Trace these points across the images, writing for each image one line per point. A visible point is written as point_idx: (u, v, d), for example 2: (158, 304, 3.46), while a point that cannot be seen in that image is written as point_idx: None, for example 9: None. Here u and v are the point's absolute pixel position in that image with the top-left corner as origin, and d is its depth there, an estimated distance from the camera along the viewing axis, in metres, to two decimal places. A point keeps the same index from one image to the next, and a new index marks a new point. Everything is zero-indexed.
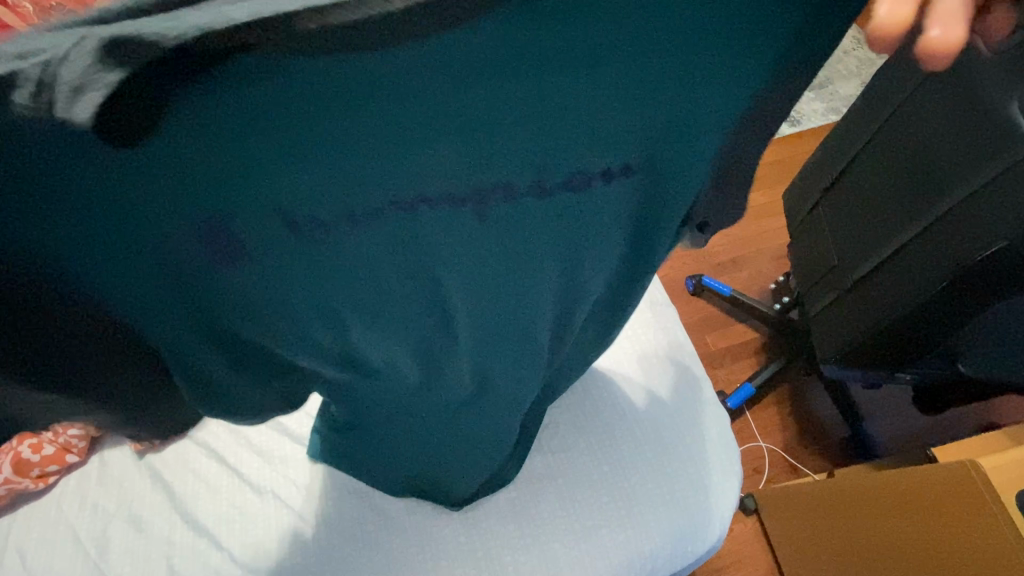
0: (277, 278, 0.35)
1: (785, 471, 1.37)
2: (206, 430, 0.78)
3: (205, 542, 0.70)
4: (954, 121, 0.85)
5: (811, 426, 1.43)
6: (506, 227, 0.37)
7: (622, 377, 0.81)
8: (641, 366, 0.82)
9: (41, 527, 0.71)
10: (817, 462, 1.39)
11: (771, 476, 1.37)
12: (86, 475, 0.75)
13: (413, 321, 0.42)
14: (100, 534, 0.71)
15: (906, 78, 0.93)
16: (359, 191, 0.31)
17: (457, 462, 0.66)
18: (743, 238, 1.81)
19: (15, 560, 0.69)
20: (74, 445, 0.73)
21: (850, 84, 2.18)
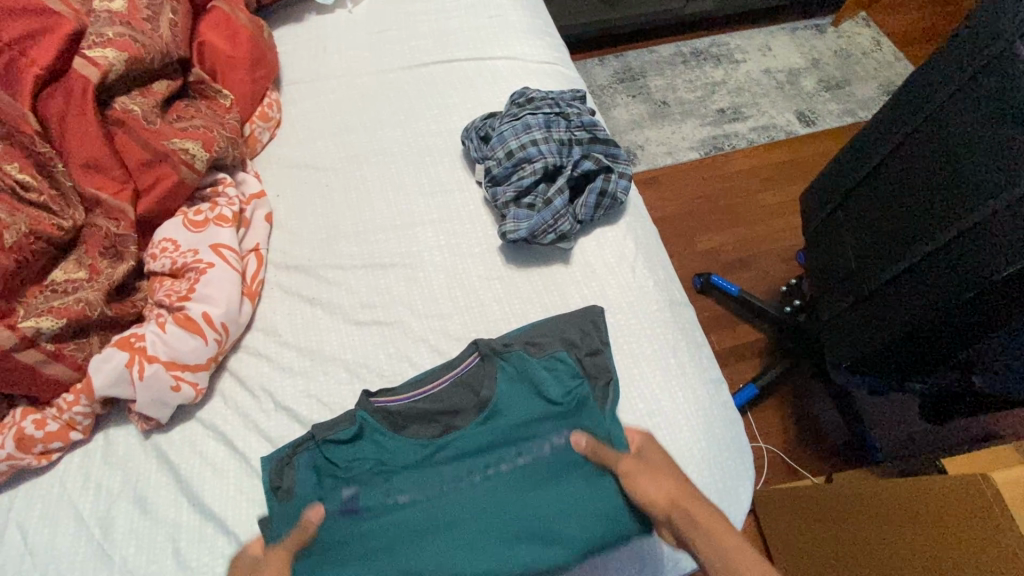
0: None
1: (784, 473, 1.38)
2: (215, 411, 0.76)
3: (211, 526, 0.69)
4: (990, 131, 0.83)
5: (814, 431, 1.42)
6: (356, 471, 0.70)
7: (639, 377, 0.78)
8: (659, 365, 0.79)
9: (44, 504, 0.70)
10: (816, 465, 1.38)
11: (769, 476, 1.37)
12: (90, 453, 0.73)
13: None
14: (104, 513, 0.69)
15: (941, 83, 0.91)
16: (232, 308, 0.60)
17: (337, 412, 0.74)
18: (753, 239, 1.80)
19: (17, 537, 0.68)
20: (78, 422, 0.71)
21: (867, 87, 2.17)
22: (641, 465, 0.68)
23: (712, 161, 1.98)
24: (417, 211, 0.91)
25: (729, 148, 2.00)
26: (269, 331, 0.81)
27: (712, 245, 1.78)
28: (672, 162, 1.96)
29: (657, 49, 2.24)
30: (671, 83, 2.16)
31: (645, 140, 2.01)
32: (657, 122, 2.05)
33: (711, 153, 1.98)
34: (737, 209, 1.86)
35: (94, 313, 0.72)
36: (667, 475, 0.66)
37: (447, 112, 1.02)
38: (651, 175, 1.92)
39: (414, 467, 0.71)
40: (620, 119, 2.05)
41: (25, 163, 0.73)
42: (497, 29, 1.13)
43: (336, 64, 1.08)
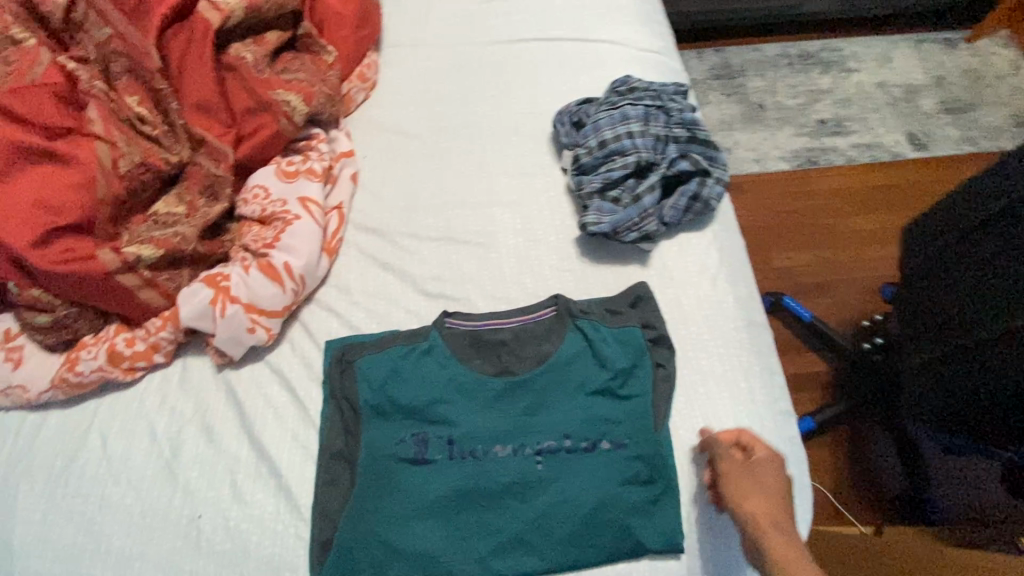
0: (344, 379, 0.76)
1: (829, 515, 1.30)
2: (282, 358, 0.79)
3: (265, 466, 0.72)
4: None
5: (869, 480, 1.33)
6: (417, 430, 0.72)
7: (703, 395, 0.74)
8: (727, 385, 0.74)
9: (124, 417, 0.75)
10: (866, 514, 1.29)
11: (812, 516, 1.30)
12: (168, 376, 0.78)
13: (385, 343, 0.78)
14: (175, 436, 0.74)
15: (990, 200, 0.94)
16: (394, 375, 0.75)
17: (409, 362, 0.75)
18: (836, 265, 1.68)
19: (98, 442, 0.73)
20: (162, 346, 0.76)
21: (995, 115, 1.95)
22: (750, 473, 0.63)
23: (804, 175, 1.85)
24: (497, 191, 0.90)
25: (826, 164, 1.86)
26: (342, 288, 0.83)
27: (789, 265, 1.68)
28: (759, 170, 1.85)
29: (762, 47, 2.10)
30: (772, 85, 2.02)
31: (733, 144, 1.90)
32: (749, 126, 1.94)
33: (803, 167, 1.86)
34: (824, 231, 1.73)
35: (187, 248, 0.76)
36: (766, 498, 0.61)
37: (541, 92, 0.99)
38: (735, 182, 1.83)
39: (480, 399, 0.73)
40: (710, 118, 1.95)
41: (145, 97, 0.78)
42: (604, 11, 1.08)
43: (436, 31, 1.07)
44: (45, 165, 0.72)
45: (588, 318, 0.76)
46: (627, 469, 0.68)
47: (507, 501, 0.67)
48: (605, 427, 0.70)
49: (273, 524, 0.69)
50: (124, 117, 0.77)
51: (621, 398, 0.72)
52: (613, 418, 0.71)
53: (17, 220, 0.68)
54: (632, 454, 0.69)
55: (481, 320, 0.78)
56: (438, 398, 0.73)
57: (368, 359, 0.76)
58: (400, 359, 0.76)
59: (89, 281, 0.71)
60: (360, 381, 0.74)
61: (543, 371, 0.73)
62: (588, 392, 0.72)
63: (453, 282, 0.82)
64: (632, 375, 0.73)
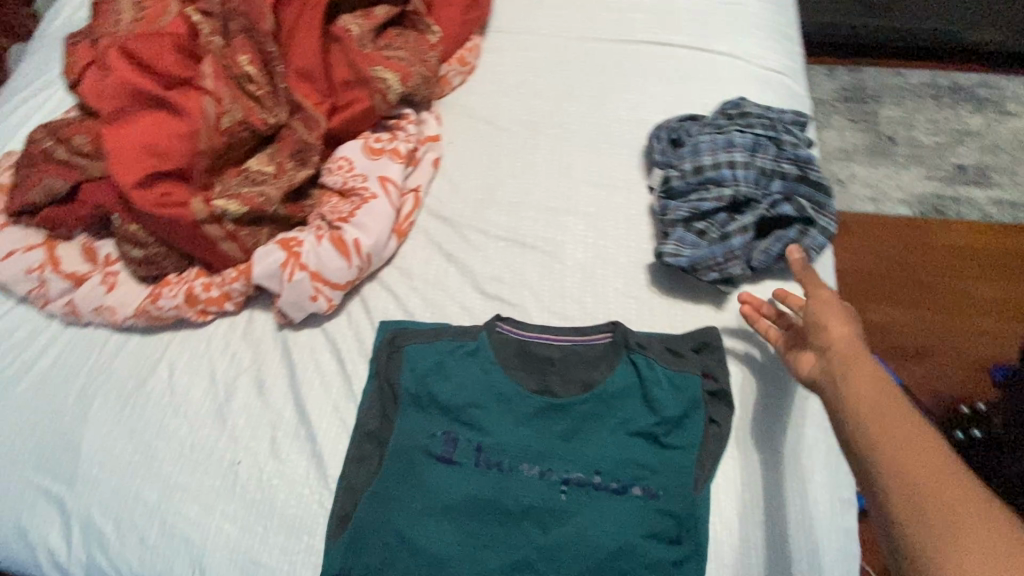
0: (390, 362, 0.77)
1: None
2: (337, 328, 0.81)
3: (304, 430, 0.75)
4: None
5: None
6: (450, 429, 0.71)
7: (755, 463, 0.68)
8: (785, 458, 0.67)
9: (192, 355, 0.81)
10: None
11: None
12: (234, 325, 0.83)
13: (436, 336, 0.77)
14: (231, 382, 0.79)
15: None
16: (438, 370, 0.75)
17: (455, 360, 0.75)
18: (943, 334, 1.49)
19: (166, 373, 0.80)
20: (233, 296, 0.80)
21: None
22: (832, 308, 0.62)
23: (926, 225, 1.64)
24: (576, 199, 0.86)
25: (955, 216, 1.64)
26: (405, 271, 0.84)
27: (885, 321, 1.51)
28: (873, 211, 1.66)
29: (906, 73, 1.87)
30: (909, 118, 1.80)
31: (848, 177, 1.72)
32: (871, 159, 1.74)
33: (926, 215, 1.65)
34: (935, 292, 1.54)
35: (269, 209, 0.79)
36: (848, 325, 0.59)
37: (643, 101, 0.93)
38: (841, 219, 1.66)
39: (517, 413, 0.71)
40: (827, 144, 1.77)
41: (255, 58, 0.81)
42: (729, 20, 0.99)
43: (546, 20, 1.03)
44: (160, 112, 0.77)
45: (645, 354, 0.71)
46: (655, 522, 0.64)
47: (524, 522, 0.66)
48: (641, 473, 0.66)
49: (300, 487, 0.72)
50: (232, 74, 0.80)
51: (663, 446, 0.68)
52: (652, 466, 0.66)
53: (130, 161, 0.75)
54: (662, 505, 0.65)
55: (533, 331, 0.75)
56: (475, 404, 0.72)
57: (416, 347, 0.76)
58: (448, 354, 0.75)
59: (180, 226, 0.76)
60: (405, 367, 0.75)
61: (586, 399, 0.70)
62: (631, 432, 0.68)
63: (513, 287, 0.80)
64: (681, 423, 0.68)
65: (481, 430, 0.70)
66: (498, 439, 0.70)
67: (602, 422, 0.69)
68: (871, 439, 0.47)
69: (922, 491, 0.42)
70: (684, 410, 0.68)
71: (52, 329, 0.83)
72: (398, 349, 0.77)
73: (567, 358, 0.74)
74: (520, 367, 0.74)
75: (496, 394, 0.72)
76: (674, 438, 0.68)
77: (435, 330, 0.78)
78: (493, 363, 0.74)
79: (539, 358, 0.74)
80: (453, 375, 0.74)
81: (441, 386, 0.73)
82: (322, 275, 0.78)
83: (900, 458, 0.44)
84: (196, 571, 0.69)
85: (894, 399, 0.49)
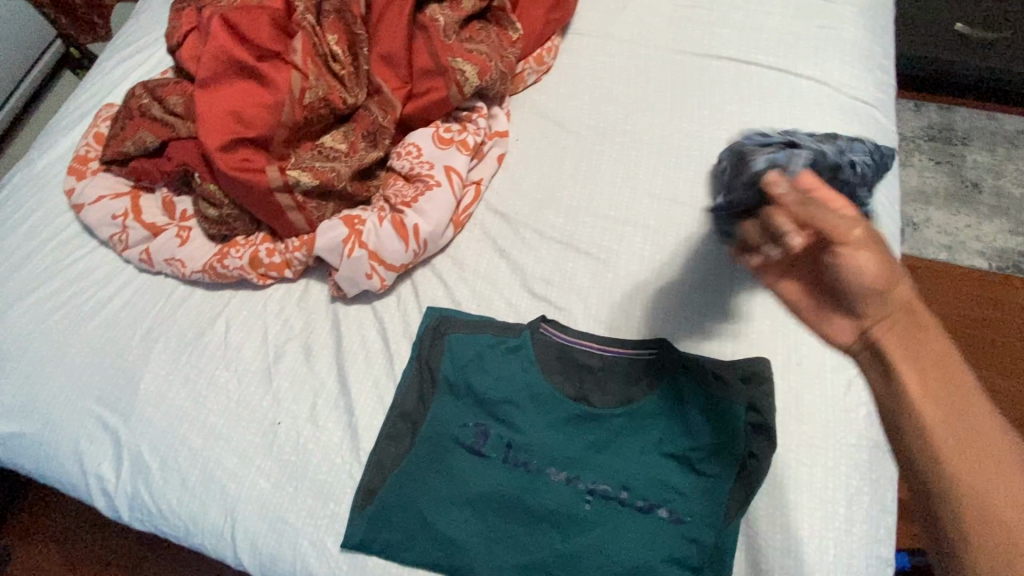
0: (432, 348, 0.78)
1: None
2: (386, 308, 0.83)
3: (343, 401, 0.77)
4: None
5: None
6: (482, 421, 0.72)
7: (793, 506, 0.65)
8: (824, 505, 0.65)
9: (248, 314, 0.85)
10: None
11: None
12: (291, 291, 0.86)
13: (480, 328, 0.78)
14: (281, 344, 0.82)
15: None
16: (477, 362, 0.75)
17: (497, 354, 0.76)
18: (1010, 399, 1.38)
19: (223, 328, 0.84)
20: (293, 264, 0.84)
21: None
22: (854, 256, 0.55)
23: (1004, 281, 1.53)
24: (637, 210, 0.85)
25: None
26: (457, 261, 0.85)
27: None
28: (947, 260, 1.57)
29: (1003, 118, 1.75)
30: (1001, 166, 1.68)
31: (924, 220, 1.63)
32: (952, 205, 1.64)
33: (1006, 272, 1.54)
34: (1007, 354, 1.43)
35: (338, 185, 0.82)
36: (873, 288, 0.55)
37: (718, 119, 0.90)
38: (908, 263, 1.57)
39: (551, 417, 0.71)
40: (904, 183, 1.68)
41: (343, 39, 0.84)
42: (821, 44, 0.95)
43: (628, 27, 1.02)
44: (250, 82, 0.82)
45: (690, 376, 0.70)
46: (679, 549, 0.63)
47: (542, 532, 0.66)
48: (669, 495, 0.65)
49: (333, 455, 0.74)
50: (321, 52, 0.83)
51: (696, 471, 0.66)
52: (681, 490, 0.65)
53: (217, 124, 0.79)
54: (687, 531, 0.64)
55: (577, 337, 0.75)
56: (510, 401, 0.72)
57: (459, 337, 0.77)
58: (490, 347, 0.76)
59: (254, 191, 0.80)
60: (446, 355, 0.76)
61: (622, 412, 0.69)
62: (665, 452, 0.67)
63: (562, 291, 0.80)
64: (719, 452, 0.66)
65: (514, 427, 0.71)
66: (529, 438, 0.70)
67: (636, 438, 0.68)
68: (920, 430, 0.50)
69: (970, 496, 0.47)
70: (724, 439, 0.66)
71: (127, 272, 0.89)
72: (442, 337, 0.78)
73: (608, 369, 0.73)
74: (559, 371, 0.74)
75: (532, 394, 0.72)
76: (709, 465, 0.66)
77: (480, 323, 0.78)
78: (534, 364, 0.74)
79: (579, 365, 0.74)
80: (492, 370, 0.75)
81: (479, 378, 0.74)
82: (379, 254, 0.80)
83: (955, 466, 0.48)
84: (229, 518, 0.73)
85: (949, 368, 0.52)
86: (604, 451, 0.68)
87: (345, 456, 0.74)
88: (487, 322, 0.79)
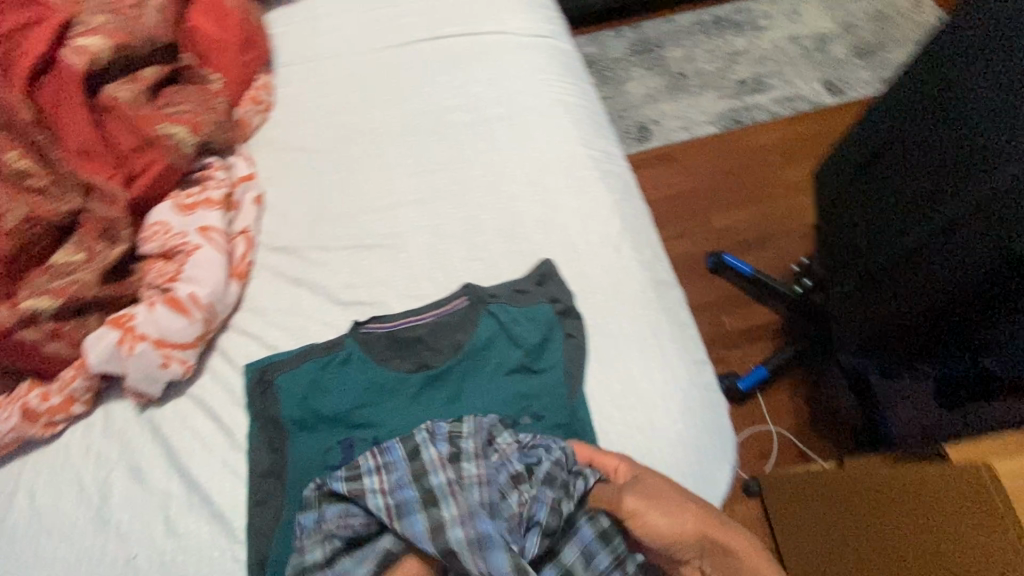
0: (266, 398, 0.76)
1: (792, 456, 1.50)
2: (204, 389, 0.79)
3: (197, 496, 0.72)
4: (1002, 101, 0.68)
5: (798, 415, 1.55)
6: (341, 435, 0.73)
7: (617, 358, 0.76)
8: (638, 345, 0.77)
9: (49, 473, 0.74)
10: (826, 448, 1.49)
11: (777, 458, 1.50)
12: (91, 425, 0.78)
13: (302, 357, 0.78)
14: (103, 481, 0.74)
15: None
16: (313, 388, 0.75)
17: (329, 371, 0.76)
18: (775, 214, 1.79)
19: (24, 502, 0.73)
20: (78, 396, 0.76)
21: (900, 54, 2.11)
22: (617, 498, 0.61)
23: (731, 134, 1.97)
24: (401, 191, 0.90)
25: (753, 120, 1.98)
26: (257, 310, 0.84)
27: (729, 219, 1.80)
28: (688, 137, 1.97)
29: (676, 17, 2.23)
30: (691, 52, 2.15)
31: (661, 114, 2.00)
32: (673, 93, 2.05)
33: (731, 125, 1.97)
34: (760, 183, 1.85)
35: (89, 294, 0.76)
36: (669, 519, 0.58)
37: (436, 90, 1.00)
38: (666, 151, 1.93)
39: (400, 398, 0.74)
40: (636, 92, 2.05)
41: (25, 152, 0.79)
42: (490, 2, 1.10)
43: (327, 44, 1.08)
44: None
45: (499, 303, 0.77)
46: None
47: None
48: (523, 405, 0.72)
49: (210, 551, 0.69)
50: (8, 175, 0.77)
51: (534, 374, 0.74)
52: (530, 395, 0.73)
53: None
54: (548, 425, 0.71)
55: (394, 320, 0.78)
56: (359, 405, 0.74)
57: (286, 375, 0.76)
58: (319, 368, 0.76)
59: None
60: (281, 397, 0.75)
61: (457, 360, 0.75)
62: (505, 373, 0.74)
63: (365, 287, 0.83)
64: (545, 348, 0.75)
65: (371, 425, 0.72)
66: (388, 427, 0.72)
67: (477, 375, 0.74)
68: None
69: None
70: (543, 335, 0.75)
71: None
72: (269, 382, 0.77)
73: (432, 329, 0.77)
74: (391, 353, 0.76)
75: (375, 388, 0.74)
76: (542, 364, 0.74)
77: (301, 352, 0.78)
78: (365, 360, 0.76)
79: (406, 338, 0.77)
80: (331, 387, 0.75)
81: (321, 401, 0.74)
82: (167, 338, 0.76)
83: None
84: None
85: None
86: (456, 398, 0.73)
87: (221, 548, 0.69)
88: (308, 347, 0.79)
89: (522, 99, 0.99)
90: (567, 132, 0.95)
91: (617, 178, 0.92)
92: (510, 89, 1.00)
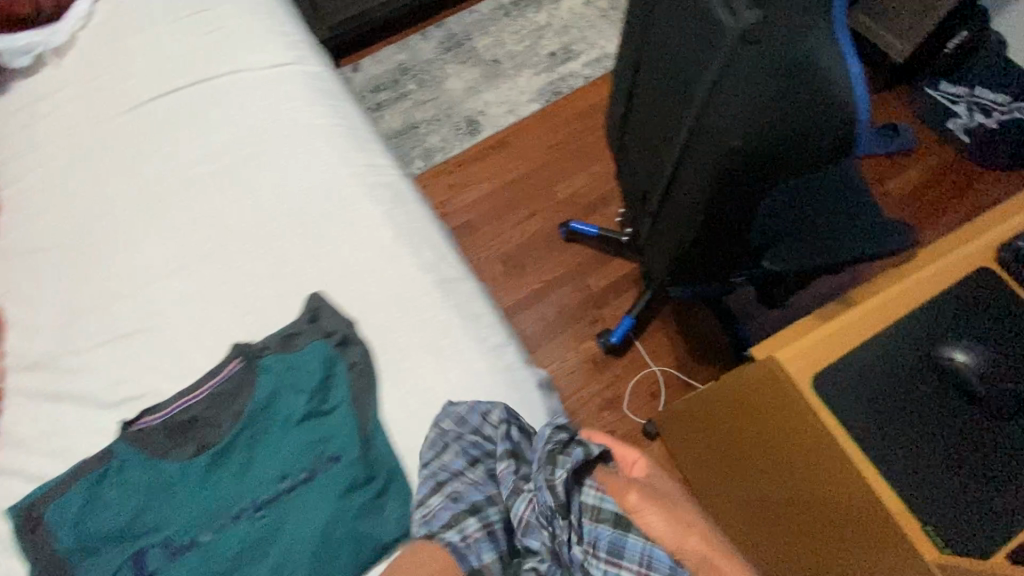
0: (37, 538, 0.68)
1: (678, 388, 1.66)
2: None
3: None
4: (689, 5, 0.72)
5: (675, 346, 1.70)
6: (128, 549, 0.66)
7: (408, 370, 0.74)
8: (428, 350, 0.75)
9: None
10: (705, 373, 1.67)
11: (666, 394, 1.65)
12: None
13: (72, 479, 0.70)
14: None
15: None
16: (87, 509, 0.68)
17: (103, 485, 0.69)
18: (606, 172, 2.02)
19: None
20: None
21: None
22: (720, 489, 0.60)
23: (554, 108, 2.16)
24: (154, 264, 0.83)
25: (569, 90, 2.18)
26: (14, 441, 0.74)
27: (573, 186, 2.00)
28: (515, 120, 2.13)
29: (477, 8, 2.37)
30: (499, 39, 2.30)
31: (484, 105, 2.16)
32: (491, 84, 2.20)
33: (551, 100, 2.16)
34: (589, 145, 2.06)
35: None
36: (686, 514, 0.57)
37: (178, 147, 0.94)
38: (498, 139, 2.10)
39: (188, 487, 0.68)
40: (455, 89, 2.20)
41: None
42: (221, 41, 1.04)
43: (48, 128, 0.98)
44: None
45: (272, 354, 0.73)
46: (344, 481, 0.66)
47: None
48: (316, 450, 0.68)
49: None
50: None
51: (322, 414, 0.71)
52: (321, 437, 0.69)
53: None
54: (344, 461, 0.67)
55: (168, 406, 0.72)
56: (144, 509, 0.67)
57: (54, 506, 0.68)
58: (89, 486, 0.69)
59: None
60: (51, 532, 0.67)
61: (240, 427, 0.70)
62: (293, 423, 0.70)
63: (133, 379, 0.76)
64: (328, 385, 0.72)
65: (161, 526, 0.66)
66: (180, 522, 0.66)
67: (264, 435, 0.70)
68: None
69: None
70: (321, 372, 0.72)
71: None
72: (35, 519, 0.68)
73: (208, 404, 0.72)
74: (169, 442, 0.70)
75: (158, 486, 0.68)
76: (328, 401, 0.71)
77: (70, 474, 0.70)
78: (141, 460, 0.70)
79: (182, 423, 0.71)
80: (107, 501, 0.68)
81: (99, 520, 0.67)
82: None
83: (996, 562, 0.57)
84: None
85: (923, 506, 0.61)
86: (247, 467, 0.68)
87: None
88: (77, 465, 0.71)
89: (271, 132, 0.94)
90: (325, 155, 0.92)
91: (383, 186, 0.90)
92: (258, 125, 0.95)
